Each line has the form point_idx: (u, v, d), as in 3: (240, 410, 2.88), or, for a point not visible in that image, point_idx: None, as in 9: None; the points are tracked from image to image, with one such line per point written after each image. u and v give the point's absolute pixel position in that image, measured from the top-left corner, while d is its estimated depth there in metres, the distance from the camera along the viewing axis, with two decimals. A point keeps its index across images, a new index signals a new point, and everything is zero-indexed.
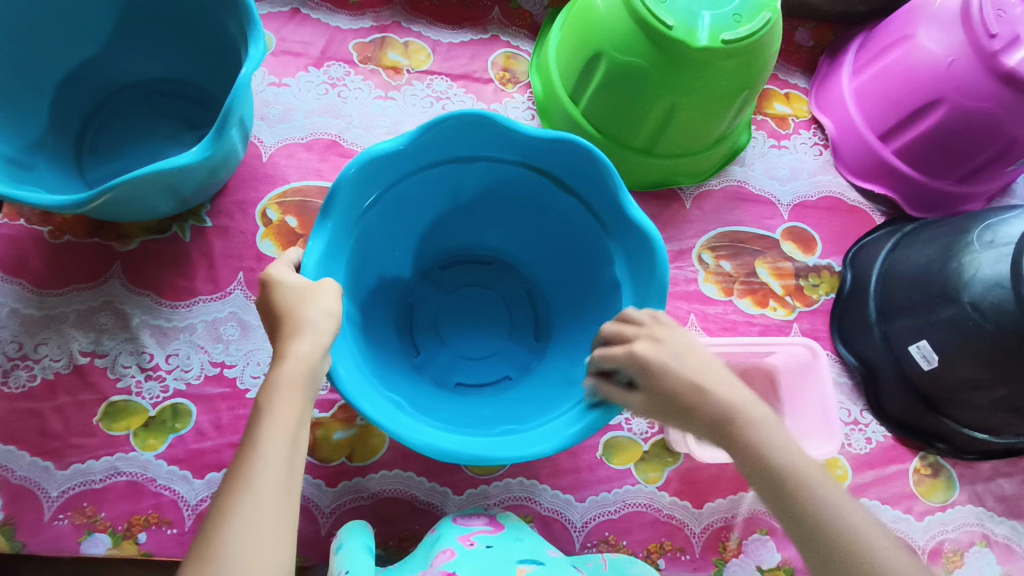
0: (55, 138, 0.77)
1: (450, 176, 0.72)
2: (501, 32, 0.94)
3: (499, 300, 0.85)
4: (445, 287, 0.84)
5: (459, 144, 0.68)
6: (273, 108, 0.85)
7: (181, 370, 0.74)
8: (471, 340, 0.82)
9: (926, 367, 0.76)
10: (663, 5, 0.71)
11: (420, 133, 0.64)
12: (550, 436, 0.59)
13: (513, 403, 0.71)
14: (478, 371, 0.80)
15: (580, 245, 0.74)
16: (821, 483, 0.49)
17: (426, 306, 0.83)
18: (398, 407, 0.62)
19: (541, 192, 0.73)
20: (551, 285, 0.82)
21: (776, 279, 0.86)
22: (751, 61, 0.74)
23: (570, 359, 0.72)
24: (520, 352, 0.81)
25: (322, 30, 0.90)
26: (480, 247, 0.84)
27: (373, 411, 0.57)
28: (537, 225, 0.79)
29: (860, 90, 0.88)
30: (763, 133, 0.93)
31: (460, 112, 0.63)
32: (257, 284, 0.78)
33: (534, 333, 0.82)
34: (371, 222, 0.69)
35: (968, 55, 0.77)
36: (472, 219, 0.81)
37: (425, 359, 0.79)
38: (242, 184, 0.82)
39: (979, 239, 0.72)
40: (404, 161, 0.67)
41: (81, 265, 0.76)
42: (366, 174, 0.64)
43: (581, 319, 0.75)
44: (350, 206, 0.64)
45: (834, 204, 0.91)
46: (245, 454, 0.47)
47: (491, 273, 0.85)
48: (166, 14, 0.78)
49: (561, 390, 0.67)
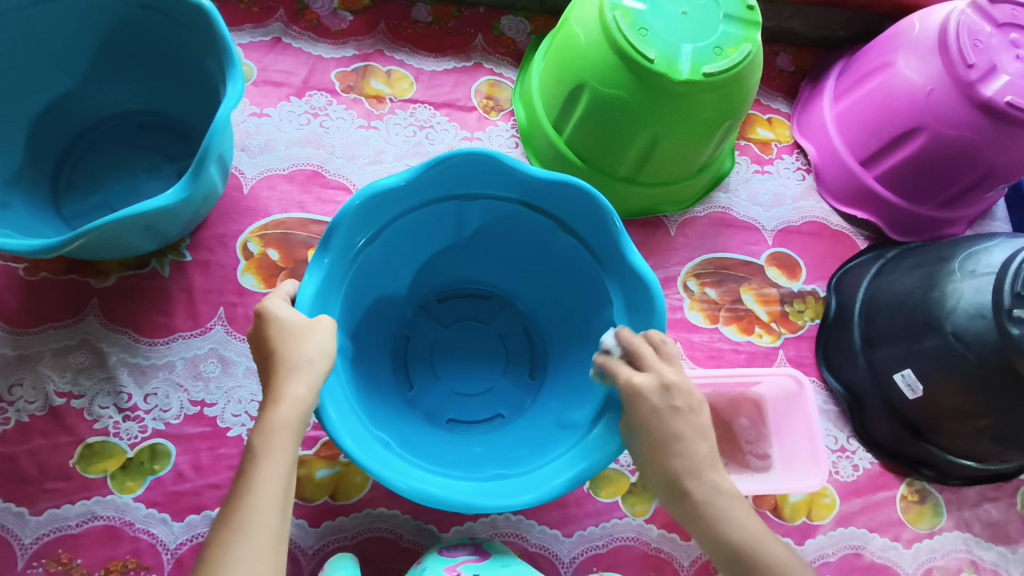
0: (30, 174, 0.76)
1: (454, 212, 0.71)
2: (484, 60, 0.94)
3: (495, 336, 0.84)
4: (442, 320, 0.83)
5: (463, 181, 0.67)
6: (253, 139, 0.84)
7: (160, 410, 0.73)
8: (466, 376, 0.82)
9: (911, 395, 0.76)
10: (643, 38, 0.72)
11: (425, 170, 0.64)
12: (537, 485, 0.58)
13: (505, 443, 0.71)
14: (472, 408, 0.79)
15: (578, 286, 0.74)
16: (770, 547, 0.56)
17: (422, 338, 0.82)
18: (387, 446, 0.61)
19: (538, 228, 0.73)
20: (549, 323, 0.81)
21: (761, 305, 0.86)
22: (731, 94, 0.74)
23: (565, 402, 0.71)
24: (514, 390, 0.80)
25: (304, 59, 0.89)
26: (480, 282, 0.84)
27: (356, 447, 0.56)
28: (535, 262, 0.78)
29: (841, 117, 0.89)
30: (746, 159, 0.93)
31: (466, 151, 0.63)
32: (238, 319, 0.77)
33: (528, 371, 0.82)
34: (367, 259, 0.68)
35: (945, 83, 0.77)
36: (472, 255, 0.80)
37: (418, 393, 0.79)
38: (222, 217, 0.81)
39: (961, 268, 0.72)
40: (406, 197, 0.66)
41: (57, 303, 0.75)
42: (365, 212, 0.63)
43: (579, 357, 0.74)
44: (348, 243, 0.63)
45: (818, 229, 0.91)
46: (236, 503, 0.48)
47: (490, 308, 0.84)
48: (145, 47, 0.77)
49: (556, 432, 0.67)
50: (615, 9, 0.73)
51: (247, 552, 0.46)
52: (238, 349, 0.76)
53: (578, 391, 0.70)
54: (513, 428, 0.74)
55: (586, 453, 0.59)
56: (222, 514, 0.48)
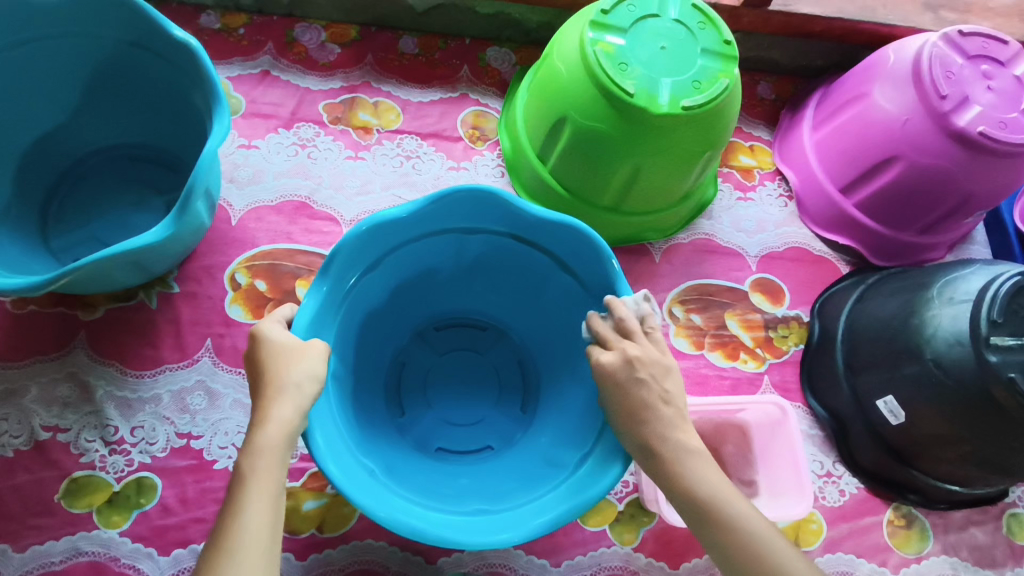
0: (18, 209, 0.76)
1: (452, 243, 0.72)
2: (470, 90, 0.95)
3: (489, 368, 0.84)
4: (437, 348, 0.84)
5: (463, 216, 0.68)
6: (241, 170, 0.85)
7: (146, 443, 0.73)
8: (457, 407, 0.81)
9: (894, 421, 0.76)
10: (624, 73, 0.73)
11: (427, 204, 0.64)
12: (518, 523, 0.58)
13: (494, 476, 0.70)
14: (462, 438, 0.79)
15: (571, 324, 0.75)
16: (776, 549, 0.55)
17: (416, 366, 0.83)
18: (373, 475, 0.61)
19: (533, 261, 0.73)
20: (541, 357, 0.82)
21: (746, 331, 0.87)
22: (711, 126, 0.75)
23: (555, 439, 0.71)
24: (504, 422, 0.80)
25: (292, 92, 0.91)
26: (476, 313, 0.84)
27: (341, 475, 0.56)
28: (529, 296, 0.79)
29: (820, 145, 0.91)
30: (729, 186, 0.94)
31: (467, 187, 0.64)
32: (225, 351, 0.77)
33: (521, 404, 0.81)
34: (361, 290, 0.69)
35: (919, 114, 0.79)
36: (470, 285, 0.81)
37: (409, 420, 0.79)
38: (210, 248, 0.81)
39: (939, 295, 0.73)
40: (408, 227, 0.67)
41: (44, 337, 0.75)
42: (362, 245, 0.64)
43: (565, 397, 0.74)
44: (347, 270, 0.64)
45: (801, 254, 0.92)
46: (226, 522, 0.48)
47: (485, 340, 0.85)
48: (134, 82, 0.78)
49: (546, 469, 0.66)
50: (596, 44, 0.74)
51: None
52: (224, 381, 0.76)
53: (569, 428, 0.70)
54: (504, 460, 0.74)
55: (575, 492, 0.59)
56: (213, 534, 0.49)
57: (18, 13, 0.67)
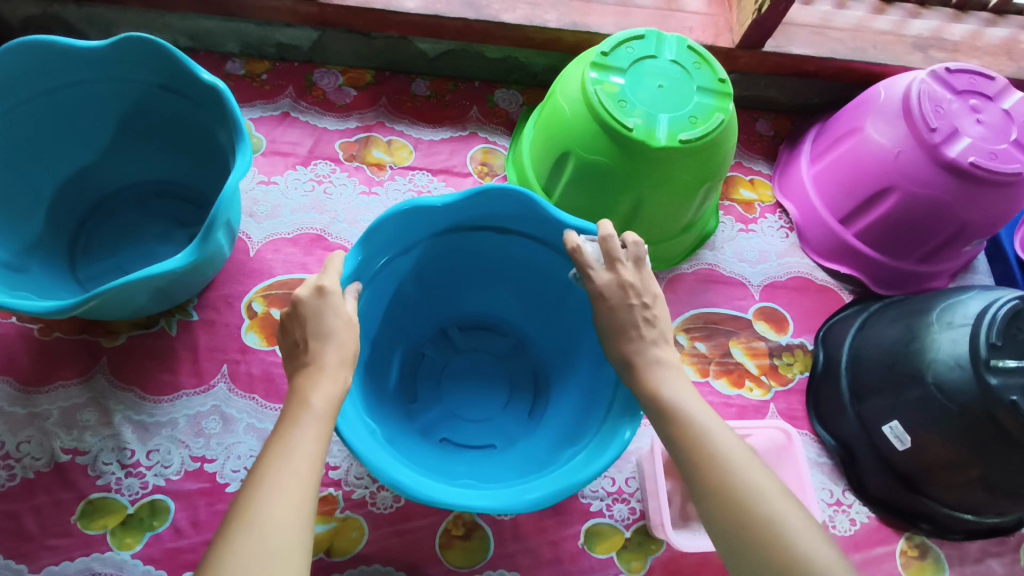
0: (50, 240, 0.81)
1: (477, 240, 0.75)
2: (479, 129, 1.00)
3: (503, 373, 0.85)
4: (457, 346, 0.85)
5: (495, 216, 0.71)
6: (261, 205, 0.90)
7: (161, 466, 0.75)
8: (469, 402, 0.82)
9: (901, 447, 0.76)
10: (623, 109, 0.77)
11: (467, 198, 0.67)
12: (499, 498, 0.57)
13: (492, 467, 0.70)
14: (467, 432, 0.79)
15: (583, 324, 0.75)
16: (739, 465, 0.53)
17: (435, 360, 0.84)
18: (374, 435, 0.60)
19: (542, 256, 0.75)
20: (555, 366, 0.82)
21: (751, 358, 0.88)
22: (708, 159, 0.78)
23: (560, 435, 0.71)
24: (512, 424, 0.80)
25: (310, 132, 0.96)
26: (496, 319, 0.86)
27: (353, 436, 0.56)
28: (544, 298, 0.80)
29: (818, 177, 0.93)
30: (730, 218, 0.97)
31: (507, 188, 0.67)
32: (241, 377, 0.80)
33: (528, 410, 0.81)
34: (382, 278, 0.72)
35: (912, 146, 0.82)
36: (491, 290, 0.83)
37: (419, 407, 0.80)
38: (229, 278, 0.85)
39: (939, 319, 0.74)
40: (446, 218, 0.70)
41: (68, 363, 0.78)
42: (402, 225, 0.67)
43: (571, 401, 0.74)
44: (380, 247, 0.67)
45: (803, 283, 0.94)
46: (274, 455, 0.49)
47: (505, 345, 0.86)
48: (164, 123, 0.83)
49: (541, 463, 0.66)
50: (597, 83, 0.78)
51: (264, 538, 0.44)
52: (239, 406, 0.78)
53: (574, 423, 0.70)
54: (503, 457, 0.73)
55: (560, 479, 0.58)
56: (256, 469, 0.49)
57: (60, 58, 0.73)
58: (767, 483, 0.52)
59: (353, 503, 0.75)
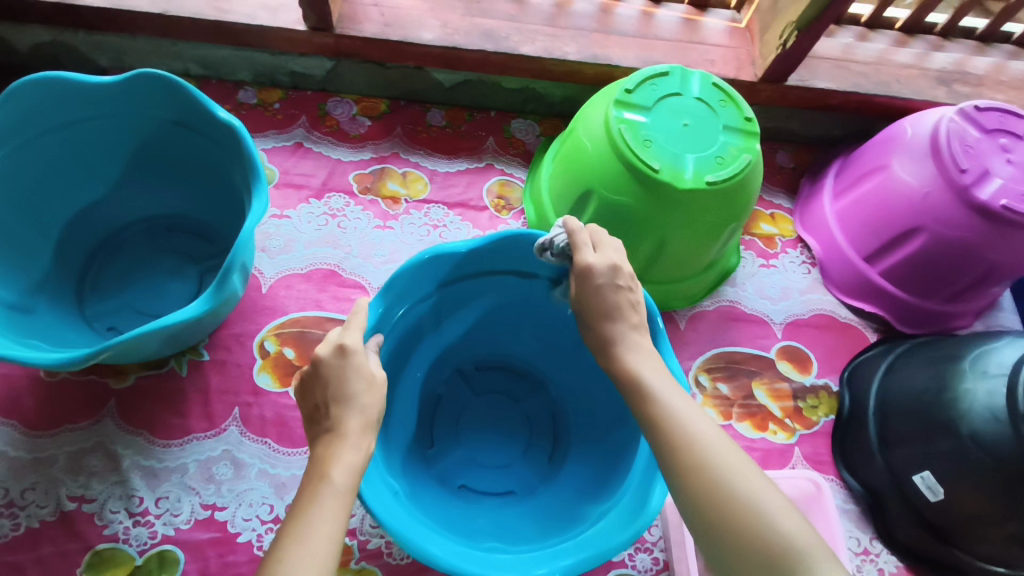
0: (57, 277, 0.78)
1: (498, 285, 0.74)
2: (495, 160, 0.98)
3: (522, 416, 0.83)
4: (476, 388, 0.83)
5: (517, 261, 0.70)
6: (274, 240, 0.88)
7: (171, 514, 0.72)
8: (488, 448, 0.80)
9: (933, 498, 0.74)
10: (649, 149, 0.75)
11: (486, 244, 0.66)
12: (526, 566, 0.55)
13: (512, 523, 0.68)
14: (486, 480, 0.77)
15: (609, 372, 0.74)
16: (720, 454, 0.49)
17: (453, 402, 0.82)
18: (396, 495, 0.59)
19: (565, 303, 0.73)
20: (578, 412, 0.80)
21: (774, 401, 0.86)
22: (734, 200, 0.77)
23: (585, 490, 0.69)
24: (531, 471, 0.78)
25: (324, 163, 0.94)
26: (515, 359, 0.84)
27: (376, 501, 0.54)
28: (567, 342, 0.79)
29: (841, 214, 0.92)
30: (751, 253, 0.95)
31: (529, 233, 0.65)
32: (253, 420, 0.78)
33: (549, 455, 0.79)
34: (402, 326, 0.70)
35: (941, 186, 0.80)
36: (514, 331, 0.82)
37: (437, 453, 0.78)
38: (241, 316, 0.83)
39: (972, 369, 0.73)
40: (467, 264, 0.69)
41: (76, 405, 0.76)
42: (422, 272, 0.66)
43: (600, 454, 0.72)
44: (400, 297, 0.66)
45: (826, 321, 0.92)
46: (294, 525, 0.48)
47: (523, 387, 0.84)
48: (177, 157, 0.81)
49: (566, 520, 0.64)
50: (621, 122, 0.76)
51: None
52: (251, 451, 0.76)
53: (601, 477, 0.68)
54: (522, 510, 0.71)
55: (589, 544, 0.56)
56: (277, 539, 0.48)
57: (72, 94, 0.71)
58: (741, 465, 0.48)
59: (369, 554, 0.72)
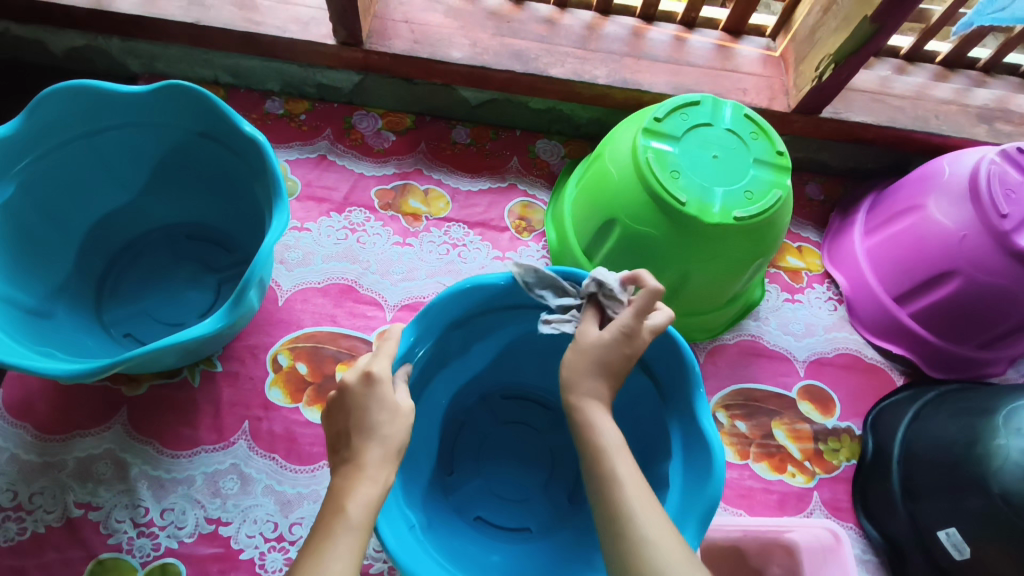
0: (76, 283, 0.79)
1: (526, 317, 0.73)
2: (518, 181, 0.97)
3: (544, 449, 0.81)
4: (499, 416, 0.82)
5: None
6: (293, 252, 0.87)
7: (175, 526, 0.72)
8: (507, 480, 0.79)
9: (959, 557, 0.70)
10: (677, 181, 0.73)
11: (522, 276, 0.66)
12: None
13: (528, 563, 0.66)
14: (504, 513, 0.75)
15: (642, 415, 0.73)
16: (640, 513, 0.50)
17: (475, 430, 0.81)
18: (412, 530, 0.58)
19: None
20: None
21: (794, 442, 0.83)
22: (762, 236, 0.75)
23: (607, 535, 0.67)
24: (549, 508, 0.76)
25: (346, 176, 0.93)
26: (543, 391, 0.83)
27: (397, 543, 0.54)
28: None
29: (872, 251, 0.89)
30: (776, 287, 0.93)
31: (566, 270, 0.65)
32: (262, 436, 0.77)
33: (569, 493, 0.77)
34: (431, 353, 0.70)
35: (979, 230, 0.77)
36: (542, 362, 0.80)
37: (456, 481, 0.76)
38: (255, 328, 0.82)
39: (1005, 424, 0.69)
40: (501, 294, 0.69)
41: (88, 410, 0.76)
42: (455, 302, 0.66)
43: None
44: (431, 324, 0.66)
45: (851, 361, 0.89)
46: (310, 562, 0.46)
47: (548, 420, 0.82)
48: (201, 168, 0.81)
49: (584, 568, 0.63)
50: (649, 151, 0.75)
51: None
52: (259, 466, 0.75)
53: None
54: (537, 550, 0.69)
55: None
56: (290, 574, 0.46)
57: (102, 103, 0.71)
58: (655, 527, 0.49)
59: None
